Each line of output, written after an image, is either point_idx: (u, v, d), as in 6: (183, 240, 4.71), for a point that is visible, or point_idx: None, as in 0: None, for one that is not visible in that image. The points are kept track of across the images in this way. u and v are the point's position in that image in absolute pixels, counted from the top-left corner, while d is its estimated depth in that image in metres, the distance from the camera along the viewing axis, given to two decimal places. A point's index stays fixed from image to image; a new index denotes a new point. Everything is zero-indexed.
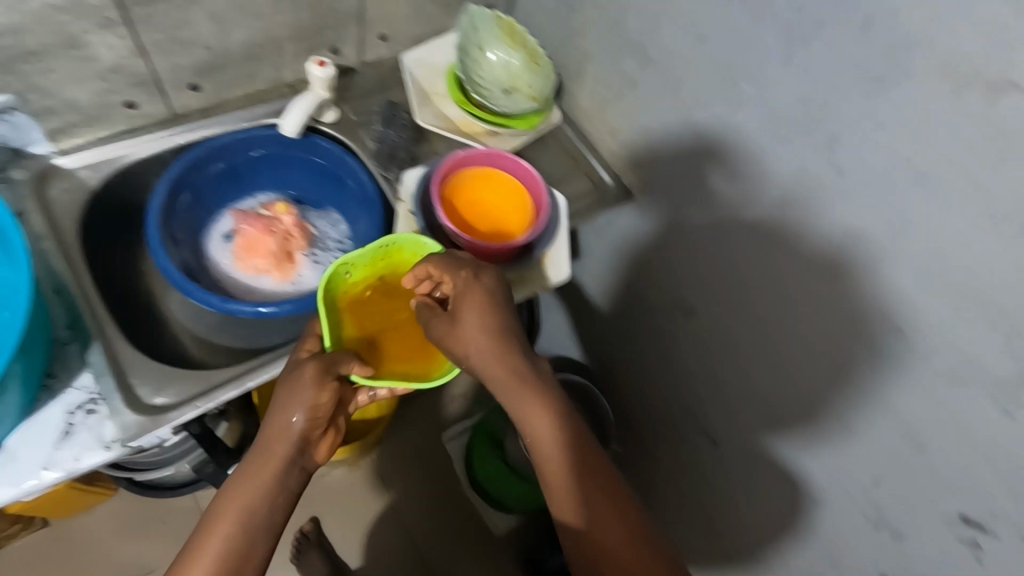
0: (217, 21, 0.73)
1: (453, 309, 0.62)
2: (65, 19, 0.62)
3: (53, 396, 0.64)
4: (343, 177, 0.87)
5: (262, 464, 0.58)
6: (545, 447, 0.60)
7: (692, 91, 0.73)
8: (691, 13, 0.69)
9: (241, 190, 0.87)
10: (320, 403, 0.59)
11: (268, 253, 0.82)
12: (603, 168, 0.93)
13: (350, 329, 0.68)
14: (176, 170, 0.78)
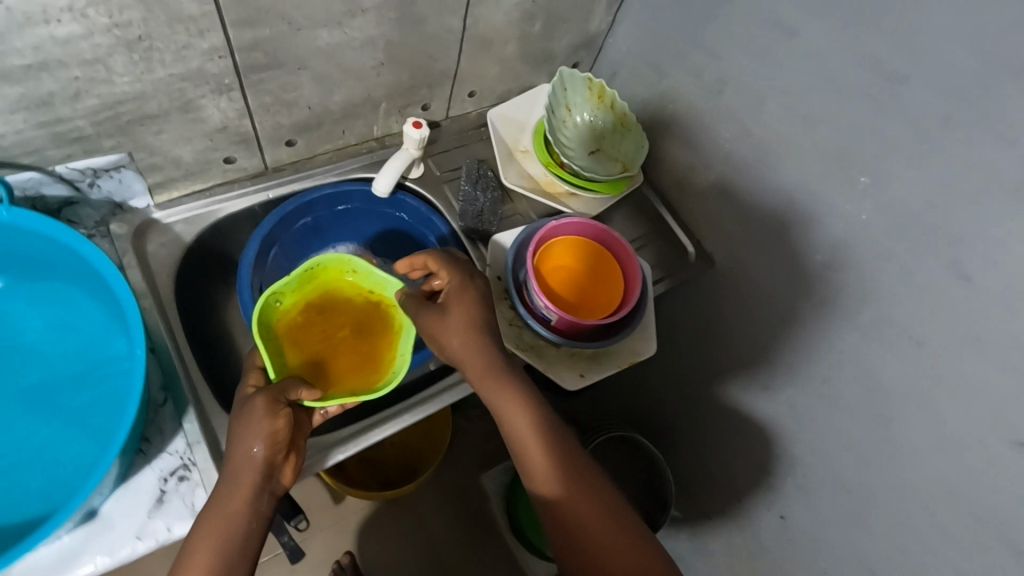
0: (323, 84, 0.72)
1: (442, 306, 0.68)
2: (185, 86, 0.62)
3: (147, 461, 0.63)
4: (426, 235, 0.86)
5: (229, 494, 0.57)
6: (525, 434, 0.63)
7: (802, 174, 0.74)
8: (812, 101, 0.70)
9: (322, 242, 0.87)
10: (278, 426, 0.59)
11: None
12: (684, 235, 0.94)
13: (291, 356, 0.68)
14: (265, 225, 0.79)
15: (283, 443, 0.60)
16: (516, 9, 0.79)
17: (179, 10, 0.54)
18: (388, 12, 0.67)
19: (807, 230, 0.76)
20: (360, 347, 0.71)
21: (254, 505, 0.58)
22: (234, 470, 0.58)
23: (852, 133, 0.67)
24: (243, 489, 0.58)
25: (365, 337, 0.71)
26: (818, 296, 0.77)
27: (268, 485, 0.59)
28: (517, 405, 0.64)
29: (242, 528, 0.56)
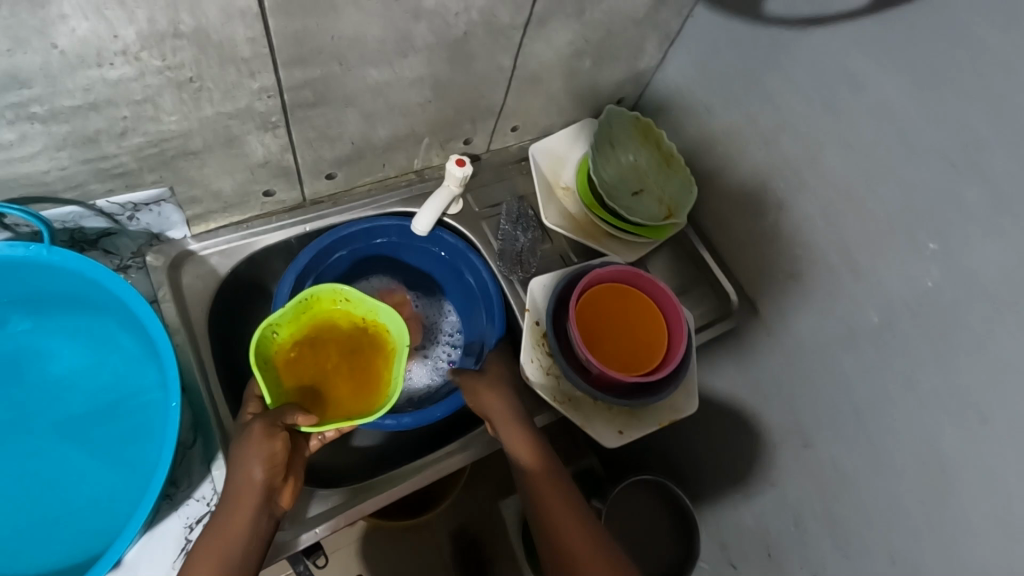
0: (368, 120, 0.70)
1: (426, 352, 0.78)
2: (231, 124, 0.60)
3: (174, 507, 0.62)
4: (464, 273, 0.84)
5: (228, 515, 0.55)
6: (512, 446, 0.68)
7: (862, 232, 0.70)
8: (880, 157, 0.66)
9: (360, 272, 0.86)
10: (276, 449, 0.57)
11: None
12: (728, 281, 0.90)
13: (285, 389, 0.64)
14: (301, 258, 0.76)
15: (282, 466, 0.58)
16: (568, 47, 0.76)
17: (233, 52, 0.52)
18: (440, 52, 0.65)
19: (859, 287, 0.72)
20: (358, 376, 0.67)
21: (255, 527, 0.55)
22: (233, 495, 0.56)
23: (922, 194, 0.63)
24: (243, 510, 0.56)
25: (364, 364, 0.67)
26: (867, 356, 0.72)
27: (268, 507, 0.57)
28: (508, 422, 0.70)
29: (244, 548, 0.54)
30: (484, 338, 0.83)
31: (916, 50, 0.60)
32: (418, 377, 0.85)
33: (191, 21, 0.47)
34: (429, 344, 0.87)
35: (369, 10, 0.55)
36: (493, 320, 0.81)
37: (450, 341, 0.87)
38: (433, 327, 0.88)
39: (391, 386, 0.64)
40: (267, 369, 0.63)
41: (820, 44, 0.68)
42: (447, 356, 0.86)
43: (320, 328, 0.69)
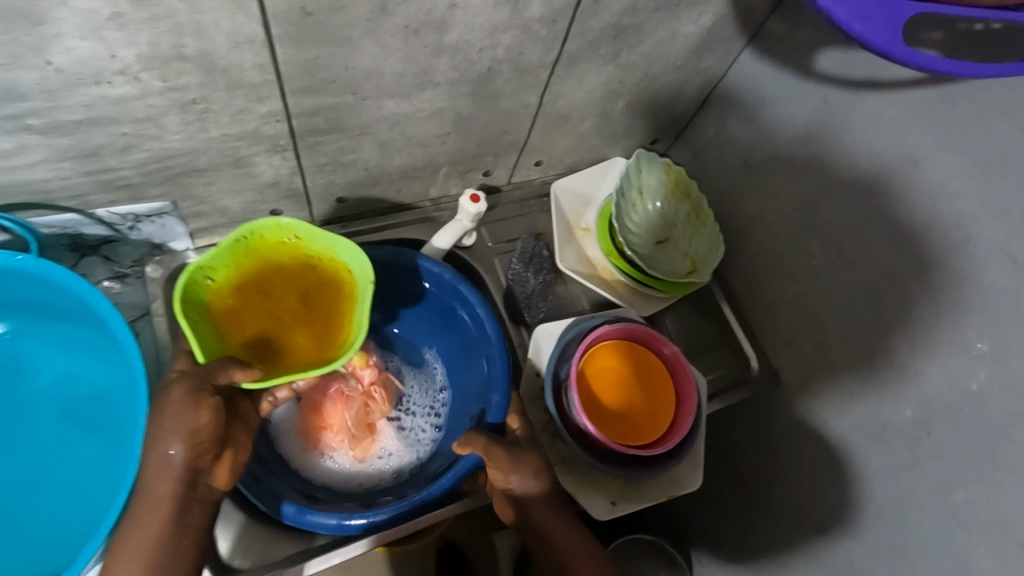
0: (383, 149, 0.68)
1: (358, 420, 0.73)
2: (239, 145, 0.58)
3: None
4: (458, 316, 0.75)
5: (149, 506, 0.50)
6: (535, 504, 0.61)
7: (894, 318, 0.62)
8: (924, 239, 0.59)
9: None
10: (193, 433, 0.50)
11: (347, 428, 0.72)
12: (749, 344, 0.82)
13: (227, 345, 0.54)
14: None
15: (209, 444, 0.52)
16: (600, 88, 0.72)
17: (240, 78, 0.50)
18: (462, 87, 0.62)
19: (893, 376, 0.63)
20: (318, 326, 0.57)
21: (179, 519, 0.50)
22: (146, 481, 0.49)
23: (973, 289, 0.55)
24: (163, 502, 0.50)
25: (324, 311, 0.57)
26: (894, 458, 0.63)
27: (189, 493, 0.51)
28: (533, 481, 0.61)
29: (167, 541, 0.50)
30: (478, 390, 0.73)
31: (981, 132, 0.54)
32: (393, 452, 0.74)
33: (195, 45, 0.45)
34: (403, 415, 0.77)
35: (387, 43, 0.52)
36: (493, 367, 0.70)
37: (428, 414, 0.77)
38: (405, 396, 0.78)
39: (352, 331, 0.53)
40: (199, 322, 0.52)
41: (873, 111, 0.63)
42: (424, 431, 0.76)
43: (269, 271, 0.58)
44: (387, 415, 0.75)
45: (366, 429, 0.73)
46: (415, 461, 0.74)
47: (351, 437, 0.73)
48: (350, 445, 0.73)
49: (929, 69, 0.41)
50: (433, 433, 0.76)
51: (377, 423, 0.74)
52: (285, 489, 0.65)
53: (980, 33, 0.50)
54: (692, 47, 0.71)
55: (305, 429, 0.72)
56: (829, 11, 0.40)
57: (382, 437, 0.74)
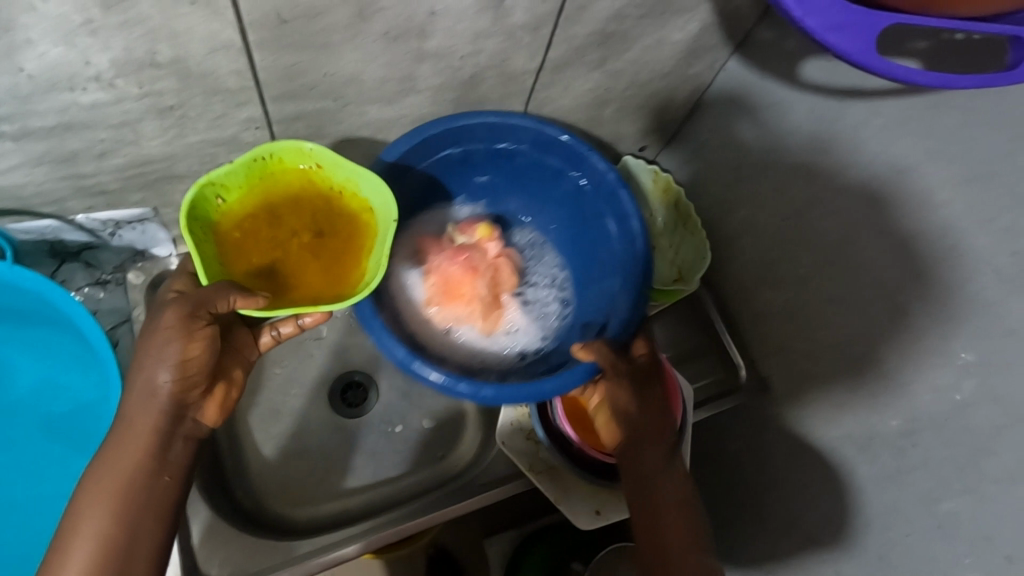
0: (367, 155, 0.67)
1: (492, 290, 0.69)
2: (218, 151, 0.58)
3: None
4: (600, 210, 0.66)
5: (132, 434, 0.51)
6: (649, 437, 0.58)
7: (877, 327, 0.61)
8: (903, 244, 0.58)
9: (460, 182, 0.72)
10: (184, 363, 0.52)
11: (476, 297, 0.68)
12: (738, 354, 0.82)
13: (231, 270, 0.54)
14: (427, 130, 0.61)
15: (198, 377, 0.53)
16: (587, 95, 0.72)
17: (218, 84, 0.49)
18: (445, 93, 0.62)
19: (880, 387, 0.62)
20: (321, 260, 0.56)
21: (163, 452, 0.53)
22: (130, 409, 0.51)
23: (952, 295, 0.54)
24: (147, 432, 0.52)
25: (330, 244, 0.57)
26: (876, 470, 0.62)
27: (172, 429, 0.53)
28: (653, 412, 0.59)
29: (148, 474, 0.52)
30: (609, 305, 0.64)
31: (967, 141, 0.53)
32: (520, 328, 0.70)
33: (169, 51, 0.44)
34: (527, 289, 0.73)
35: (367, 50, 0.52)
36: (622, 281, 0.64)
37: (555, 293, 0.73)
38: (529, 274, 0.74)
39: (369, 272, 0.54)
40: (206, 242, 0.52)
41: (855, 120, 0.63)
42: (551, 312, 0.72)
43: (276, 194, 0.56)
44: (512, 289, 0.71)
45: (492, 301, 0.69)
46: (541, 345, 0.69)
47: (480, 309, 0.68)
48: (477, 316, 0.68)
49: (904, 80, 0.41)
50: (560, 312, 0.71)
51: (501, 297, 0.70)
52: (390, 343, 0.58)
53: (962, 44, 0.50)
54: (678, 53, 0.71)
55: (428, 295, 0.69)
56: (802, 22, 0.40)
57: (507, 311, 0.70)
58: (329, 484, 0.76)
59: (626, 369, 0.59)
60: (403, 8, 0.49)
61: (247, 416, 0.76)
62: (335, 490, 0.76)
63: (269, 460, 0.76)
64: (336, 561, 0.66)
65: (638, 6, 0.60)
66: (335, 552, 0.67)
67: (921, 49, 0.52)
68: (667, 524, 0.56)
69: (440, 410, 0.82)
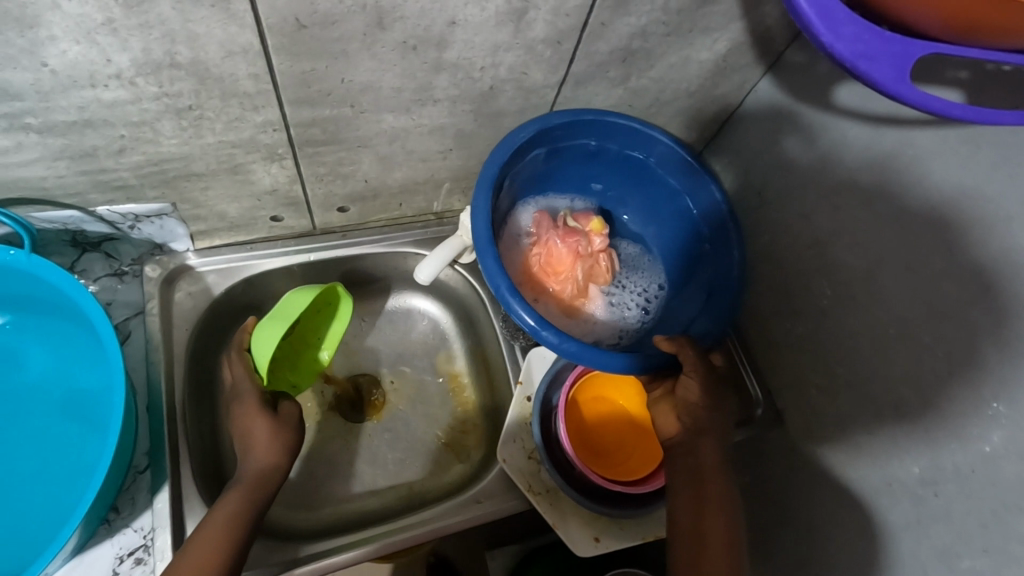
0: (383, 163, 0.67)
1: (584, 281, 0.68)
2: (235, 152, 0.58)
3: (110, 533, 0.60)
4: (706, 236, 0.65)
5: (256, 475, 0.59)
6: (706, 442, 0.57)
7: (897, 368, 0.56)
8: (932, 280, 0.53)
9: (577, 175, 0.70)
10: (265, 440, 0.61)
11: (570, 279, 0.67)
12: (752, 381, 0.74)
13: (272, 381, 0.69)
14: (556, 118, 0.60)
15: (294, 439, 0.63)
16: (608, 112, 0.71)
17: (235, 87, 0.50)
18: (463, 104, 0.61)
19: (900, 429, 0.55)
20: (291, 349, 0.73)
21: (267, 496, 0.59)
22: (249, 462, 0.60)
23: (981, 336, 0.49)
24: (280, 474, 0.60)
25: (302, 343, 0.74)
26: (894, 517, 0.56)
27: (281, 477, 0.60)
28: (715, 422, 0.57)
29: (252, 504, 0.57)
30: (690, 321, 0.63)
31: (1006, 178, 0.49)
32: (601, 320, 0.68)
33: (188, 53, 0.45)
34: (615, 289, 0.70)
35: (383, 58, 0.52)
36: (718, 295, 0.62)
37: (642, 296, 0.70)
38: (622, 274, 0.71)
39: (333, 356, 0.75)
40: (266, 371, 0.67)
41: (885, 149, 0.59)
42: (633, 311, 0.69)
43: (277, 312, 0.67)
44: (604, 284, 0.69)
45: (584, 287, 0.68)
46: (614, 342, 0.67)
47: (570, 291, 0.67)
48: (565, 298, 0.67)
49: (940, 113, 0.38)
50: (637, 318, 0.68)
51: (594, 287, 0.68)
52: (491, 271, 0.55)
53: (1008, 74, 0.47)
54: (706, 72, 0.69)
55: (528, 260, 0.68)
56: (831, 48, 0.38)
57: (593, 302, 0.68)
58: (326, 491, 0.75)
59: (706, 367, 0.58)
60: (421, 17, 0.49)
61: None
62: (335, 498, 0.75)
63: None
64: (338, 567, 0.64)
65: (663, 23, 0.58)
66: (329, 559, 0.64)
67: (963, 79, 0.50)
68: (709, 522, 0.53)
69: (443, 423, 0.81)
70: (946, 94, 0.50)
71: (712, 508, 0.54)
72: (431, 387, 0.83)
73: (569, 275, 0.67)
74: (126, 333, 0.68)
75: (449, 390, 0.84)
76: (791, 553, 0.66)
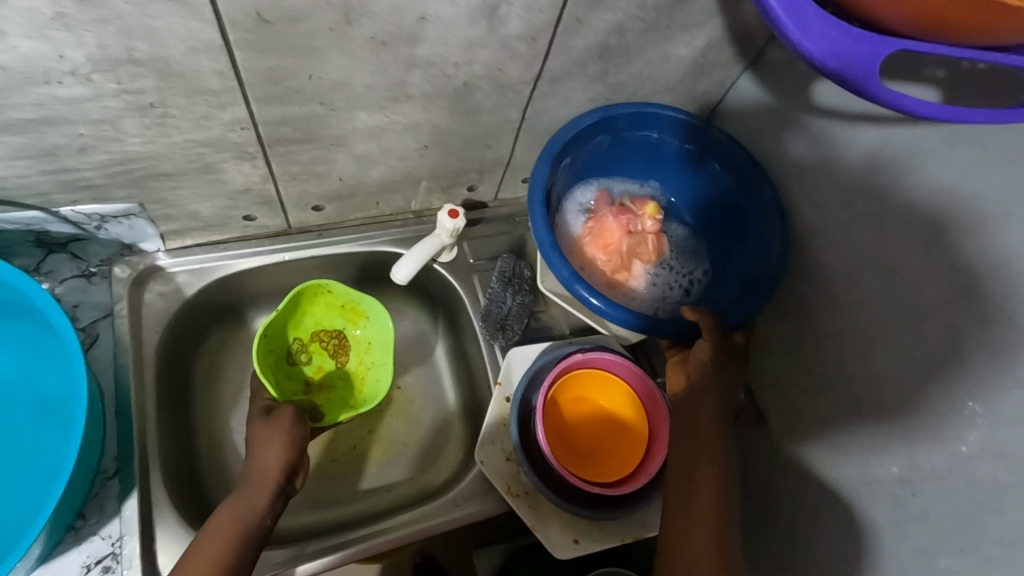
0: (359, 161, 0.66)
1: (629, 255, 0.70)
2: (204, 151, 0.57)
3: (77, 542, 0.59)
4: (751, 225, 0.67)
5: (261, 482, 0.58)
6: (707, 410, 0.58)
7: (876, 365, 0.55)
8: (912, 277, 0.53)
9: (640, 166, 0.75)
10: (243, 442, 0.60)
11: (617, 252, 0.70)
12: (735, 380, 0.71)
13: (306, 391, 0.75)
14: (620, 108, 0.67)
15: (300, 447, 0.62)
16: (587, 108, 0.70)
17: (200, 84, 0.49)
18: (439, 100, 0.60)
19: (879, 428, 0.55)
20: (344, 374, 0.77)
21: (272, 505, 0.57)
22: (255, 474, 0.59)
23: (961, 337, 0.49)
24: (270, 480, 0.58)
25: (350, 366, 0.77)
26: (873, 517, 0.55)
27: (284, 484, 0.59)
28: (720, 393, 0.59)
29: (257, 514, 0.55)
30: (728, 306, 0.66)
31: (983, 177, 0.49)
32: (639, 296, 0.70)
33: (148, 49, 0.44)
34: (660, 271, 0.71)
35: (354, 54, 0.50)
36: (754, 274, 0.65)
37: (684, 284, 0.71)
38: (670, 259, 0.72)
39: (370, 386, 0.75)
40: (293, 377, 0.75)
41: (867, 148, 0.58)
42: (672, 294, 0.71)
43: (280, 320, 0.72)
44: (648, 263, 0.70)
45: (628, 262, 0.70)
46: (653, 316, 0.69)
47: (613, 261, 0.70)
48: (609, 269, 0.69)
49: (911, 112, 0.38)
50: (677, 301, 0.70)
51: (637, 264, 0.70)
52: (538, 225, 0.62)
53: (983, 73, 0.47)
54: (687, 69, 0.68)
55: (579, 231, 0.71)
56: (800, 47, 0.37)
57: (635, 277, 0.70)
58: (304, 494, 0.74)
59: (722, 342, 0.61)
60: (390, 13, 0.47)
61: (228, 418, 0.74)
62: (310, 502, 0.73)
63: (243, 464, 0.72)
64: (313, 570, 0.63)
65: (640, 19, 0.58)
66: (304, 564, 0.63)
67: (939, 78, 0.49)
68: (701, 490, 0.54)
69: (426, 424, 0.81)
70: (922, 91, 0.50)
71: (706, 475, 0.55)
72: (413, 388, 0.83)
73: (615, 245, 0.70)
74: (93, 336, 0.67)
75: (431, 391, 0.83)
76: (770, 553, 0.65)
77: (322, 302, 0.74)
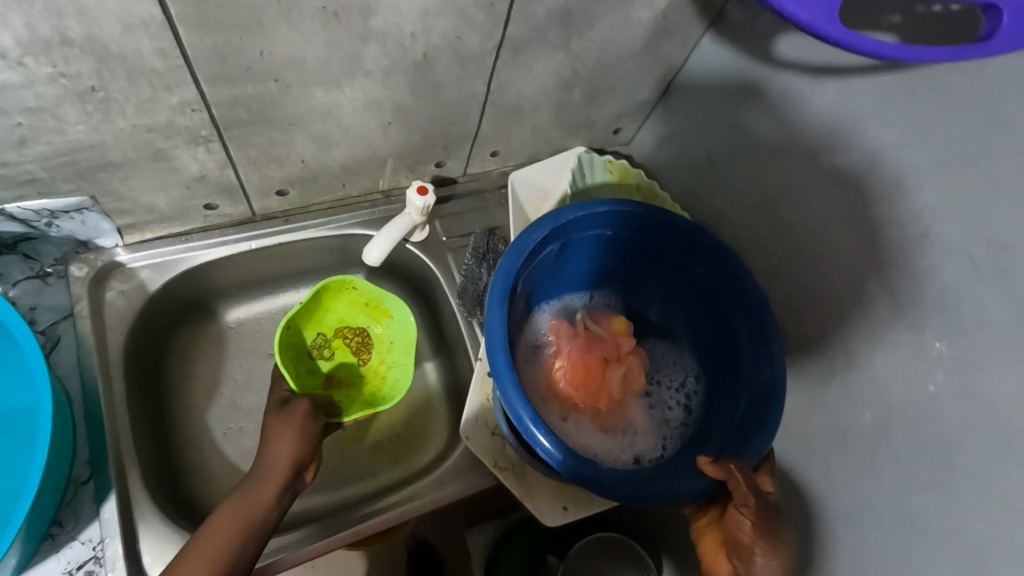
0: (319, 142, 0.64)
1: (616, 389, 0.64)
2: (154, 137, 0.54)
3: (55, 548, 0.57)
4: (738, 325, 0.60)
5: (268, 477, 0.57)
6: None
7: (847, 317, 0.56)
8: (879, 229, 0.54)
9: (591, 273, 0.71)
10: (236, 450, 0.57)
11: (603, 393, 0.64)
12: None
13: (326, 386, 0.74)
14: (568, 212, 0.62)
15: (310, 442, 0.61)
16: (552, 77, 0.68)
17: (142, 65, 0.46)
18: (397, 74, 0.58)
19: (852, 378, 0.57)
20: (365, 371, 0.75)
21: (279, 500, 0.56)
22: (263, 469, 0.57)
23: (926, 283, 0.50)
24: (278, 475, 0.57)
25: (372, 363, 0.75)
26: (850, 464, 0.57)
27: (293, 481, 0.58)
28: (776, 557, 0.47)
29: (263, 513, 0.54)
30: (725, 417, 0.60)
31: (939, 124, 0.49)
32: (640, 429, 0.64)
33: (80, 29, 0.41)
34: (652, 388, 0.67)
35: (304, 28, 0.48)
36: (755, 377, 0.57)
37: (682, 403, 0.66)
38: (655, 373, 0.68)
39: (391, 385, 0.73)
40: (314, 371, 0.74)
41: (828, 104, 0.58)
42: (672, 413, 0.65)
43: (301, 315, 0.71)
44: (640, 389, 0.66)
45: (617, 397, 0.64)
46: (657, 453, 0.63)
47: (600, 405, 0.64)
48: (596, 412, 0.64)
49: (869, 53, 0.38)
50: (682, 421, 0.65)
51: (629, 395, 0.65)
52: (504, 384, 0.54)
53: (940, 16, 0.47)
54: (649, 32, 0.67)
55: (553, 377, 0.65)
56: None
57: (629, 412, 0.64)
58: None
59: (763, 502, 0.49)
60: None
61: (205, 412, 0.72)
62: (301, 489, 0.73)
63: (224, 459, 0.71)
64: (305, 559, 0.63)
65: None
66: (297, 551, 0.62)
67: (896, 24, 0.49)
68: None
69: (410, 406, 0.80)
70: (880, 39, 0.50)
71: None
72: None
73: (601, 387, 0.64)
74: (54, 339, 0.64)
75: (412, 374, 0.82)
76: None
77: (344, 297, 0.73)
